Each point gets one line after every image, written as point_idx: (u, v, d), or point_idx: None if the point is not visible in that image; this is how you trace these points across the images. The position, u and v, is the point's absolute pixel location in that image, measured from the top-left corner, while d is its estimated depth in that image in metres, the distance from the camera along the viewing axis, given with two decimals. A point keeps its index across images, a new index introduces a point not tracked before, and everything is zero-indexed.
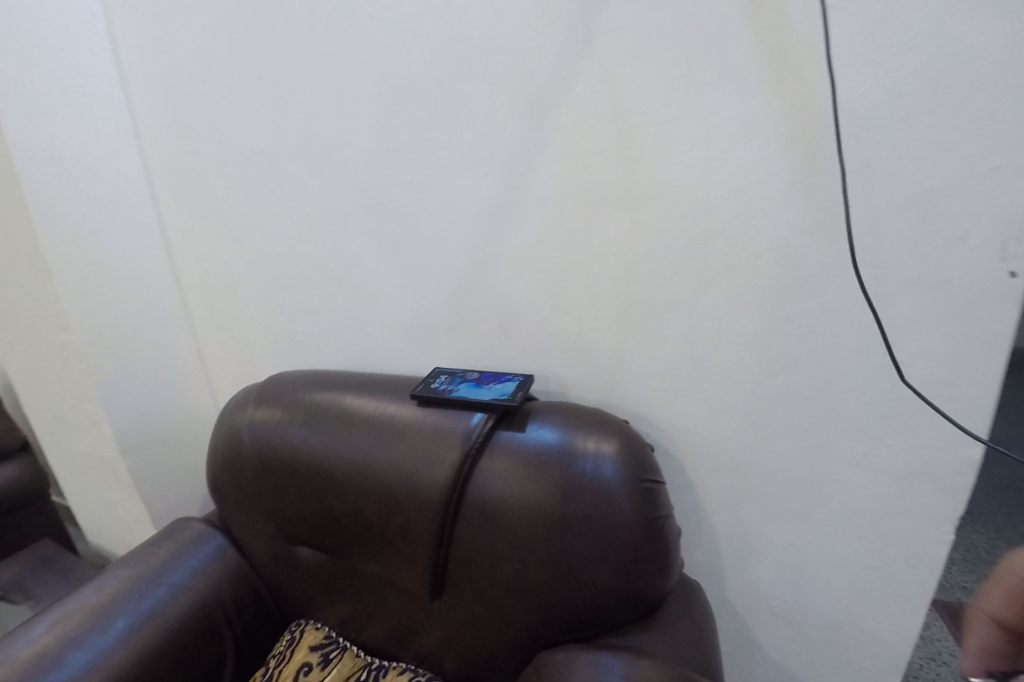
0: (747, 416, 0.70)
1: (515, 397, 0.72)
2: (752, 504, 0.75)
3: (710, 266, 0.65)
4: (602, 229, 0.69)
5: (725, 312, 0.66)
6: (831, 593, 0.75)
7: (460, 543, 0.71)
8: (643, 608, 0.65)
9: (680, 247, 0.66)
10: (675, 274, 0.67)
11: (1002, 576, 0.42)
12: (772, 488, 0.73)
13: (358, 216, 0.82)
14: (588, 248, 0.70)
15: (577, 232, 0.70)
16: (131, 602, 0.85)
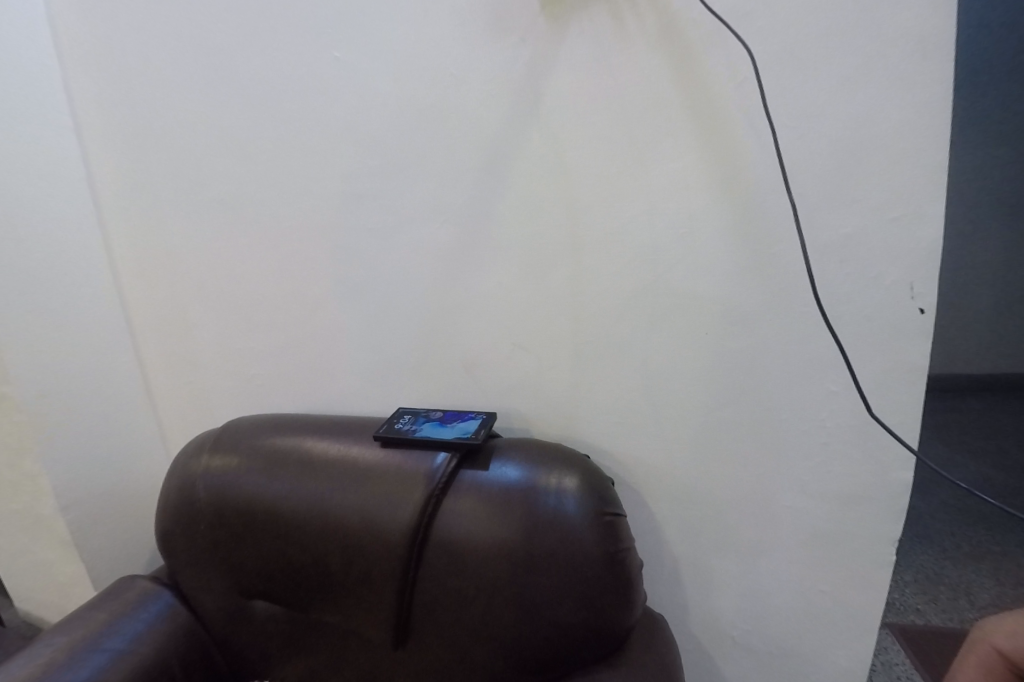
0: (702, 447, 0.73)
1: (478, 435, 0.73)
2: (711, 533, 0.77)
3: (660, 306, 0.69)
4: (558, 272, 0.72)
5: (675, 348, 0.70)
6: (789, 620, 0.77)
7: (425, 587, 0.69)
8: (608, 644, 0.65)
9: (631, 288, 0.70)
10: (627, 313, 0.71)
11: (978, 644, 0.48)
12: (729, 516, 0.75)
13: (321, 261, 0.83)
14: (545, 289, 0.73)
15: (535, 276, 0.73)
16: (67, 672, 0.78)
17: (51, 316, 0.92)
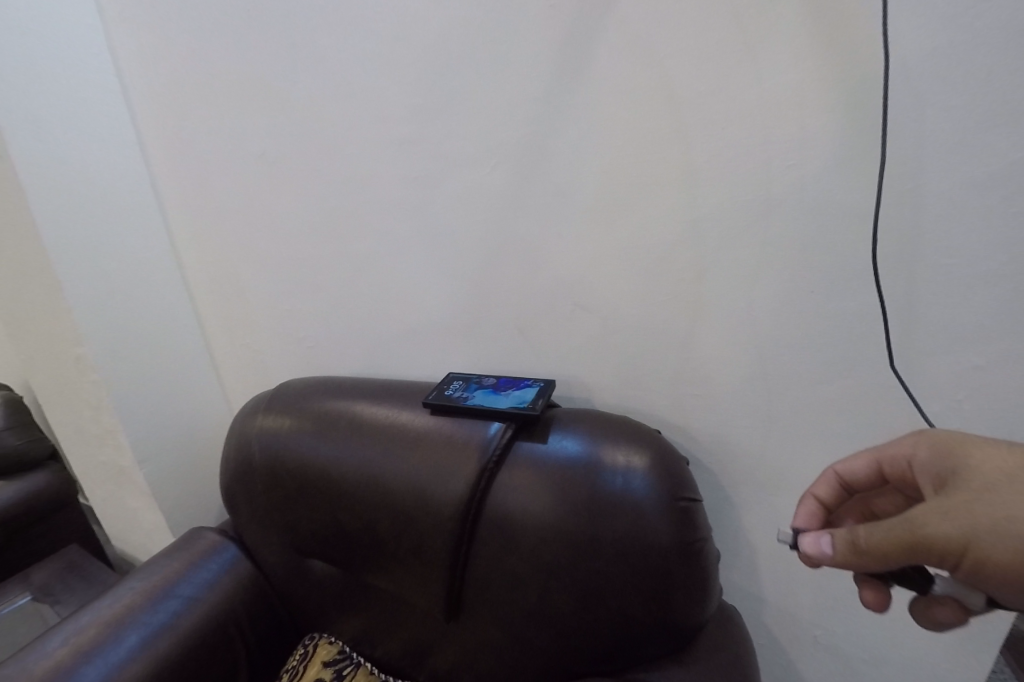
0: (794, 425, 0.64)
1: (536, 405, 0.66)
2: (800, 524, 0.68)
3: (751, 261, 0.59)
4: (626, 224, 0.63)
5: (770, 310, 0.60)
6: (885, 621, 0.68)
7: (478, 563, 0.65)
8: (677, 640, 0.59)
9: (715, 240, 0.59)
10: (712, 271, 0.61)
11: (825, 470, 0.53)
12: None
13: (366, 217, 0.78)
14: (612, 242, 0.65)
15: (603, 228, 0.64)
16: (144, 617, 0.82)
17: (116, 277, 0.94)
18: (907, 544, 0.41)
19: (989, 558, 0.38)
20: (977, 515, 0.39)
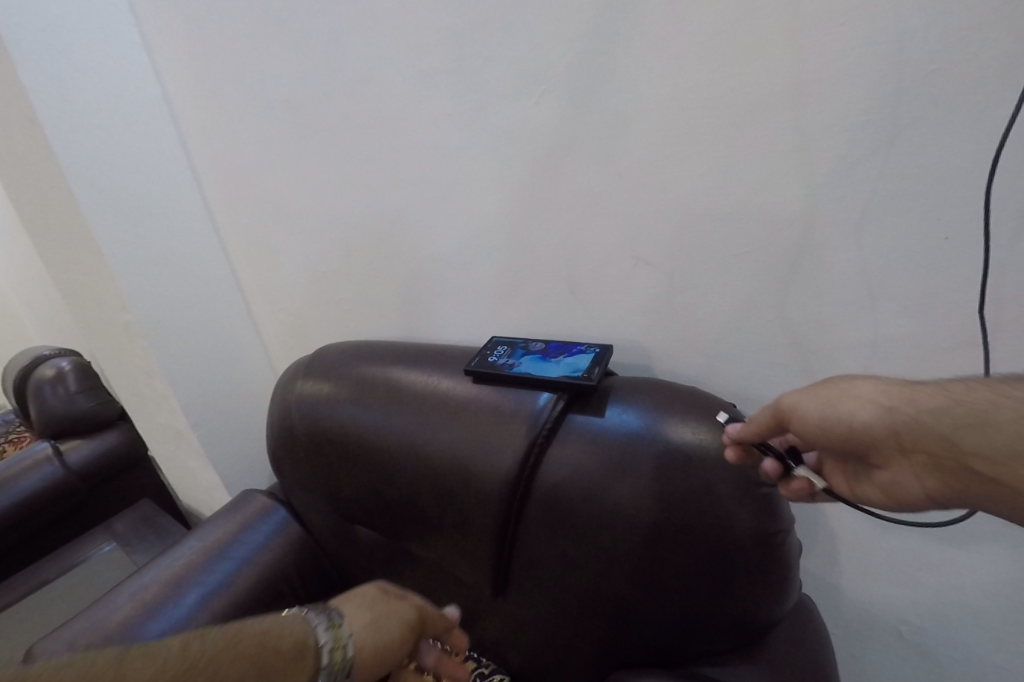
0: None
1: (592, 375, 0.59)
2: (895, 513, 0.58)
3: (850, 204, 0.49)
4: (698, 159, 0.53)
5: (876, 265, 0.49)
6: (987, 620, 0.60)
7: (527, 541, 0.61)
8: (748, 633, 0.54)
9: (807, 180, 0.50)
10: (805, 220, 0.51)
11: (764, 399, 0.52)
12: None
13: (400, 167, 0.72)
14: (680, 185, 0.56)
15: (669, 168, 0.55)
16: (200, 576, 0.84)
17: (154, 241, 0.92)
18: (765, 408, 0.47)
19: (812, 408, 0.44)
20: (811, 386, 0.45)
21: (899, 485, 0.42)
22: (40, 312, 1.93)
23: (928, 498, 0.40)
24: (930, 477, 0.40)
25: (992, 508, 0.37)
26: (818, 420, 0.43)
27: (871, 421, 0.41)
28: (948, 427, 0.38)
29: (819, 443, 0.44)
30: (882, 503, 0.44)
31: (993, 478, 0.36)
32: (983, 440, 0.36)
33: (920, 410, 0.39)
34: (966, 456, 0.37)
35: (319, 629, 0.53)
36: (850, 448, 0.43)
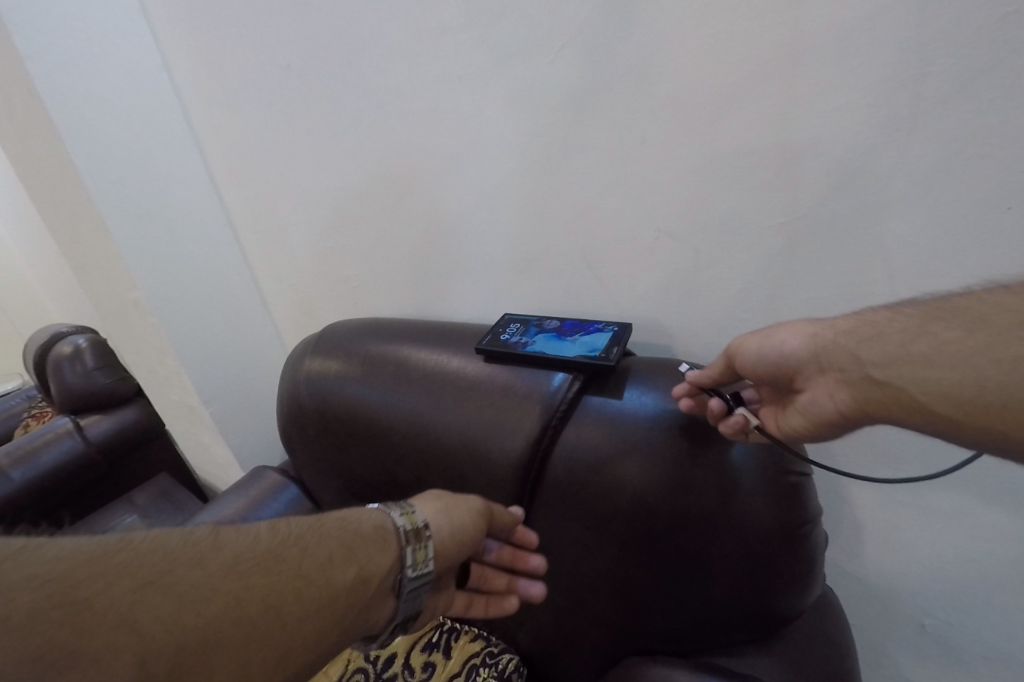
0: None
1: (611, 355, 0.56)
2: (922, 495, 0.57)
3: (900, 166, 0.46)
4: (734, 127, 0.50)
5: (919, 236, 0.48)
6: (1017, 615, 0.58)
7: (539, 527, 0.60)
8: (767, 626, 0.52)
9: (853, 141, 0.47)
10: (846, 188, 0.49)
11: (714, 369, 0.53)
12: (958, 478, 0.54)
13: (408, 135, 0.68)
14: (710, 150, 0.52)
15: (699, 136, 0.52)
16: None
17: (159, 215, 0.90)
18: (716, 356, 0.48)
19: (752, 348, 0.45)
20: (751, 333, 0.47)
21: (815, 406, 0.43)
22: (54, 288, 1.93)
23: (840, 416, 0.41)
24: (841, 394, 0.41)
25: (894, 421, 0.39)
26: (750, 348, 0.46)
27: (794, 345, 0.43)
28: (854, 342, 0.40)
29: (750, 374, 0.47)
30: (802, 433, 0.45)
31: (883, 383, 0.38)
32: (879, 350, 0.39)
33: (836, 332, 0.42)
34: (866, 368, 0.39)
35: (395, 516, 0.51)
36: (777, 376, 0.45)
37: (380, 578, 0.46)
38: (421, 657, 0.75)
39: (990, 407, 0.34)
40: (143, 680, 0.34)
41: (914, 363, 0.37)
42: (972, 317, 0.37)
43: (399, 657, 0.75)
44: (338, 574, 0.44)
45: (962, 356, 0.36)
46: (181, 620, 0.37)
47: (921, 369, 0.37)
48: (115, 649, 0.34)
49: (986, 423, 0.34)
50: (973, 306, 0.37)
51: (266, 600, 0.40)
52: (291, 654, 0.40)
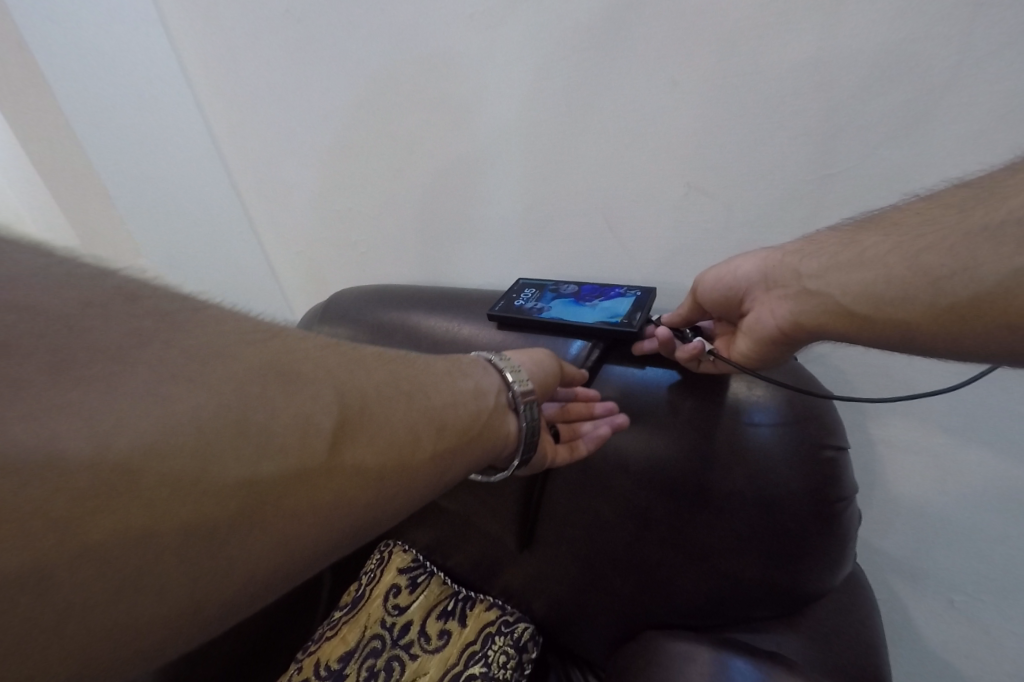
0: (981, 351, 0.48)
1: (633, 321, 0.52)
2: (943, 455, 0.54)
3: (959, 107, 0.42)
4: (773, 63, 0.46)
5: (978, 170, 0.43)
6: None
7: (555, 499, 0.58)
8: (794, 603, 0.50)
9: (909, 78, 0.42)
10: (900, 131, 0.44)
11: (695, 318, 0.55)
12: (978, 435, 0.52)
13: (415, 88, 0.64)
14: (745, 92, 0.48)
15: (732, 76, 0.47)
16: None
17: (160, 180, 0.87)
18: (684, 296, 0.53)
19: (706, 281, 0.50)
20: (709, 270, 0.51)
21: (761, 324, 0.46)
22: None
23: (779, 332, 0.45)
24: (783, 308, 0.44)
25: (826, 328, 0.42)
26: (711, 273, 0.49)
27: (748, 268, 0.47)
28: (796, 259, 0.44)
29: (710, 300, 0.50)
30: (750, 355, 0.48)
31: (816, 292, 0.42)
32: (816, 263, 0.42)
33: (783, 253, 0.45)
34: (803, 280, 0.43)
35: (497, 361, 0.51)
36: (732, 301, 0.49)
37: (497, 395, 0.48)
38: (437, 625, 0.76)
39: (891, 299, 0.38)
40: (340, 426, 0.35)
41: (840, 269, 0.41)
42: (890, 223, 0.40)
43: (415, 625, 0.76)
44: (459, 385, 0.46)
45: (876, 255, 0.39)
46: (351, 382, 0.38)
47: (842, 275, 0.41)
48: (312, 394, 0.34)
49: (887, 313, 0.38)
50: (892, 213, 0.40)
51: (411, 389, 0.41)
52: (443, 434, 0.42)
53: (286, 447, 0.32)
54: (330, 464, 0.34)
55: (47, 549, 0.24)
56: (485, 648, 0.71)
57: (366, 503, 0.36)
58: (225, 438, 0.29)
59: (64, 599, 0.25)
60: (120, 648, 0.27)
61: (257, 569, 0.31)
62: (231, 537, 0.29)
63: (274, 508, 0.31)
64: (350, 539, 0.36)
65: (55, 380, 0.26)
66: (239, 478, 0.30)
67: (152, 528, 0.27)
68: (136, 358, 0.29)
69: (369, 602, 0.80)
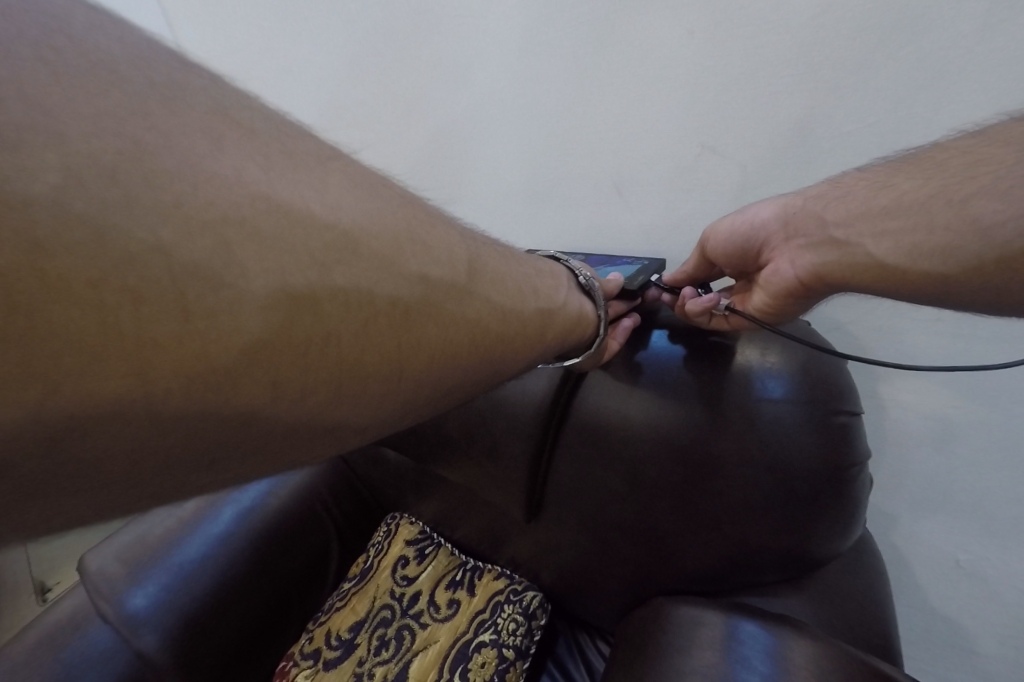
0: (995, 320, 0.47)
1: (634, 282, 0.53)
2: (950, 418, 0.54)
3: (981, 57, 0.39)
4: (780, 9, 0.44)
5: (997, 118, 0.40)
6: None
7: (564, 470, 0.58)
8: (805, 567, 0.50)
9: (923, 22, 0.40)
10: (917, 84, 0.42)
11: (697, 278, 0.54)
12: (979, 398, 0.52)
13: (428, 38, 0.65)
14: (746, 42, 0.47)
15: (739, 25, 0.46)
16: (237, 494, 0.86)
17: None
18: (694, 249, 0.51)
19: (720, 233, 0.48)
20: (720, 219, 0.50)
21: (778, 276, 0.45)
22: None
23: (798, 283, 0.43)
24: (804, 259, 0.43)
25: (847, 280, 0.41)
26: (728, 225, 0.48)
27: (769, 217, 0.45)
28: (822, 204, 0.42)
29: (724, 254, 0.49)
30: (763, 310, 0.47)
31: (844, 241, 0.41)
32: (843, 209, 0.41)
33: (805, 198, 0.43)
34: (829, 229, 0.42)
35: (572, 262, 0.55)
36: (748, 255, 0.48)
37: (568, 278, 0.52)
38: (445, 595, 0.77)
39: (933, 252, 0.36)
40: (473, 261, 0.38)
41: (873, 218, 0.39)
42: (934, 164, 0.37)
43: (424, 595, 0.78)
44: (539, 264, 0.49)
45: (918, 203, 0.37)
46: (467, 231, 0.40)
47: (874, 223, 0.39)
48: (443, 227, 0.37)
49: (926, 267, 0.36)
50: (937, 153, 0.38)
51: (505, 252, 0.44)
52: (540, 294, 0.45)
53: (441, 261, 0.35)
54: (472, 288, 0.37)
55: (302, 282, 0.25)
56: (494, 617, 0.72)
57: (497, 325, 0.39)
58: (400, 235, 0.32)
59: (314, 334, 0.26)
60: (353, 404, 0.29)
61: (427, 363, 0.33)
62: (418, 320, 0.32)
63: (441, 310, 0.34)
64: (485, 371, 0.39)
65: (287, 159, 0.28)
66: (417, 272, 0.32)
67: (369, 290, 0.29)
68: (327, 155, 0.31)
69: (376, 573, 0.82)
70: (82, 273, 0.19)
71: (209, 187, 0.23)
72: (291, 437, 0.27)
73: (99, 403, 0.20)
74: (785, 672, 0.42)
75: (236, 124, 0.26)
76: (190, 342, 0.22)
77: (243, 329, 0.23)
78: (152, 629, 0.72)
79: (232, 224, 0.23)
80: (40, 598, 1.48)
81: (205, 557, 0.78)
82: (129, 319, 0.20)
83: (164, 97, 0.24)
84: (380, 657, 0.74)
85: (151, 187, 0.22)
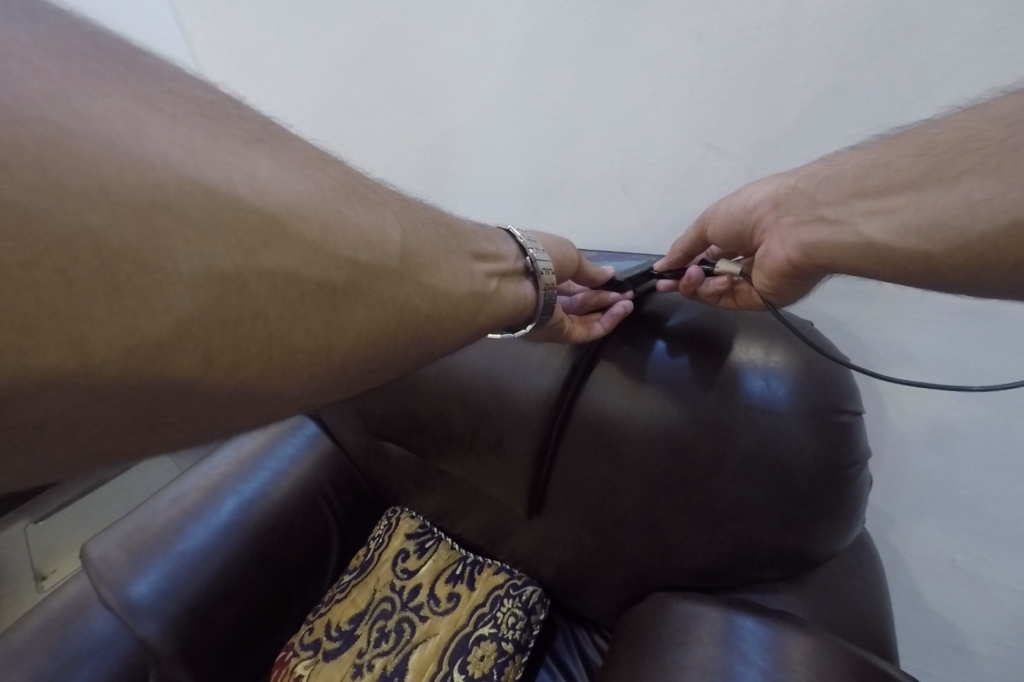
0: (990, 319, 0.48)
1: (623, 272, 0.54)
2: (946, 420, 0.55)
3: (975, 55, 0.40)
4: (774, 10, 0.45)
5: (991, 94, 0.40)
6: None
7: (565, 465, 0.59)
8: (798, 565, 0.50)
9: (916, 21, 0.41)
10: (909, 78, 0.42)
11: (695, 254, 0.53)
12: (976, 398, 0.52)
13: (434, 37, 0.65)
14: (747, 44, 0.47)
15: (737, 30, 0.47)
16: (238, 484, 0.86)
17: None
18: (693, 228, 0.51)
19: (719, 213, 0.49)
20: (715, 203, 0.50)
21: (771, 256, 0.45)
22: None
23: (790, 264, 0.44)
24: (795, 239, 0.43)
25: (835, 259, 0.42)
26: (725, 207, 0.48)
27: (762, 199, 0.46)
28: (813, 183, 0.43)
29: (722, 234, 0.49)
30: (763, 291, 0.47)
31: (836, 220, 0.41)
32: (834, 190, 0.42)
33: (797, 179, 0.44)
34: (820, 209, 0.42)
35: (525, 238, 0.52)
36: (744, 237, 0.48)
37: (516, 259, 0.51)
38: (445, 588, 0.77)
39: (919, 230, 0.36)
40: (402, 242, 0.37)
41: (864, 196, 0.40)
42: (924, 141, 0.37)
43: (425, 588, 0.78)
44: (486, 245, 0.49)
45: (910, 181, 0.37)
46: (403, 212, 0.40)
47: (866, 198, 0.40)
48: (378, 216, 0.36)
49: (914, 248, 0.36)
50: (929, 130, 0.38)
51: (442, 231, 0.44)
52: (479, 281, 0.45)
53: (369, 244, 0.34)
54: (404, 271, 0.37)
55: (230, 264, 0.26)
56: (493, 611, 0.73)
57: (428, 308, 0.39)
58: (324, 203, 0.32)
59: (240, 314, 0.26)
60: (282, 386, 0.29)
61: (354, 344, 0.33)
62: (345, 303, 0.32)
63: (369, 294, 0.34)
64: (416, 350, 0.39)
65: (211, 142, 0.27)
66: (348, 256, 0.32)
67: (297, 272, 0.29)
68: (265, 142, 0.31)
69: (377, 566, 0.83)
70: (15, 255, 0.20)
71: (130, 168, 0.23)
72: (222, 412, 0.27)
73: (41, 375, 0.21)
74: (782, 666, 0.42)
75: (159, 108, 0.26)
76: (115, 321, 0.22)
77: (172, 309, 0.24)
78: (155, 618, 0.72)
79: (158, 206, 0.24)
80: (36, 584, 1.48)
81: (204, 548, 0.78)
82: (62, 298, 0.21)
83: (82, 85, 0.24)
84: (380, 648, 0.74)
85: (69, 169, 0.22)
